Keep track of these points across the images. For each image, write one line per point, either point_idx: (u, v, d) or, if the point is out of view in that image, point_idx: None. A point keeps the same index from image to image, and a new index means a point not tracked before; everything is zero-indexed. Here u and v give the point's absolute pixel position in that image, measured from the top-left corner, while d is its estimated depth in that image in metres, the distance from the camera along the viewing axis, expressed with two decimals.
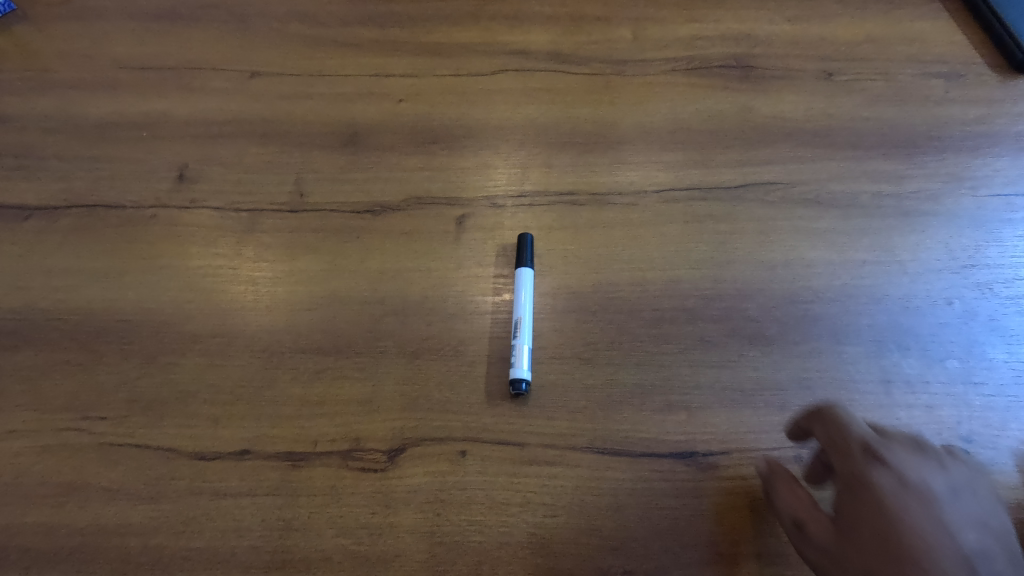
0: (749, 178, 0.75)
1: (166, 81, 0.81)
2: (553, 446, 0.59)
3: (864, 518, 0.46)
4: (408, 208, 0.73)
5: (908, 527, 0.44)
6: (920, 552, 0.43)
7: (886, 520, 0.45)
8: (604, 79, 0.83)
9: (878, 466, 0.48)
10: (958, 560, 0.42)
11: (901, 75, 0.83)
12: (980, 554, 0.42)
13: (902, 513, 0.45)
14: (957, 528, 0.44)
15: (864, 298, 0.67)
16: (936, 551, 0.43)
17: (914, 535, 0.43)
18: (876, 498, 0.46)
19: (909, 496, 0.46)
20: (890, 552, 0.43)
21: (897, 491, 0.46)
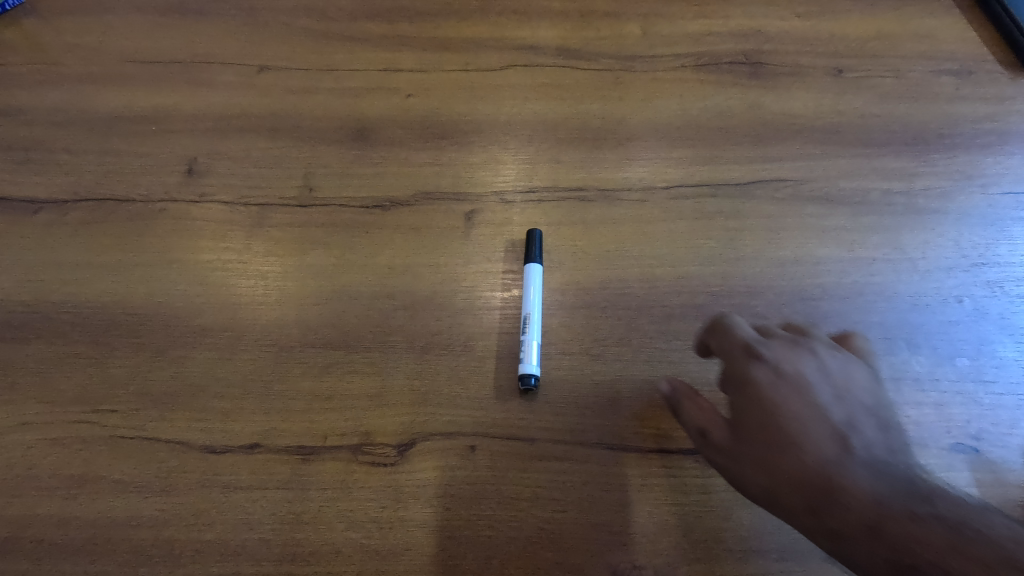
0: (758, 175, 0.75)
1: (174, 74, 0.81)
2: (562, 442, 0.59)
3: (748, 410, 0.49)
4: (417, 203, 0.73)
5: (785, 412, 0.48)
6: (798, 433, 0.46)
7: (766, 409, 0.49)
8: (613, 74, 0.82)
9: (757, 363, 0.52)
10: (828, 432, 0.46)
11: (911, 72, 0.82)
12: (848, 423, 0.47)
13: (778, 399, 0.49)
14: (827, 406, 0.48)
15: (873, 296, 0.67)
16: (809, 428, 0.47)
17: (791, 419, 0.47)
18: (756, 391, 0.50)
19: (786, 385, 0.49)
20: (773, 436, 0.47)
21: (774, 381, 0.50)
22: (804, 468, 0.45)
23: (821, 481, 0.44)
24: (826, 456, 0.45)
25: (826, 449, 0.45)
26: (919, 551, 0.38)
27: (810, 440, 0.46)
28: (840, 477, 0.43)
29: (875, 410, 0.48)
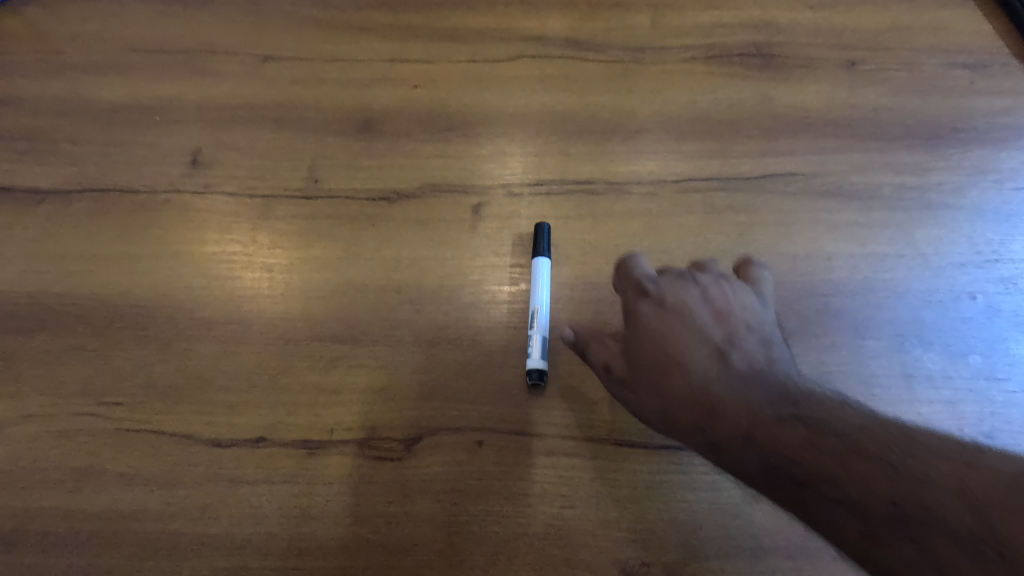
0: (769, 169, 0.74)
1: (178, 64, 0.80)
2: (570, 438, 0.59)
3: (639, 341, 0.54)
4: (424, 195, 0.72)
5: (670, 339, 0.52)
6: (682, 357, 0.51)
7: (654, 338, 0.53)
8: (622, 66, 0.81)
9: (644, 298, 0.56)
10: (708, 353, 0.51)
11: (925, 65, 0.81)
12: (726, 341, 0.52)
13: (665, 328, 0.53)
14: (709, 329, 0.53)
15: (886, 293, 0.66)
16: (692, 352, 0.51)
17: (676, 344, 0.52)
18: (644, 323, 0.54)
19: (671, 315, 0.54)
20: (661, 363, 0.52)
21: (660, 313, 0.54)
22: (688, 388, 0.50)
23: (703, 398, 0.49)
24: (706, 374, 0.50)
25: (706, 369, 0.50)
26: (781, 449, 0.43)
27: (692, 363, 0.51)
28: (717, 393, 0.48)
29: (754, 327, 0.53)
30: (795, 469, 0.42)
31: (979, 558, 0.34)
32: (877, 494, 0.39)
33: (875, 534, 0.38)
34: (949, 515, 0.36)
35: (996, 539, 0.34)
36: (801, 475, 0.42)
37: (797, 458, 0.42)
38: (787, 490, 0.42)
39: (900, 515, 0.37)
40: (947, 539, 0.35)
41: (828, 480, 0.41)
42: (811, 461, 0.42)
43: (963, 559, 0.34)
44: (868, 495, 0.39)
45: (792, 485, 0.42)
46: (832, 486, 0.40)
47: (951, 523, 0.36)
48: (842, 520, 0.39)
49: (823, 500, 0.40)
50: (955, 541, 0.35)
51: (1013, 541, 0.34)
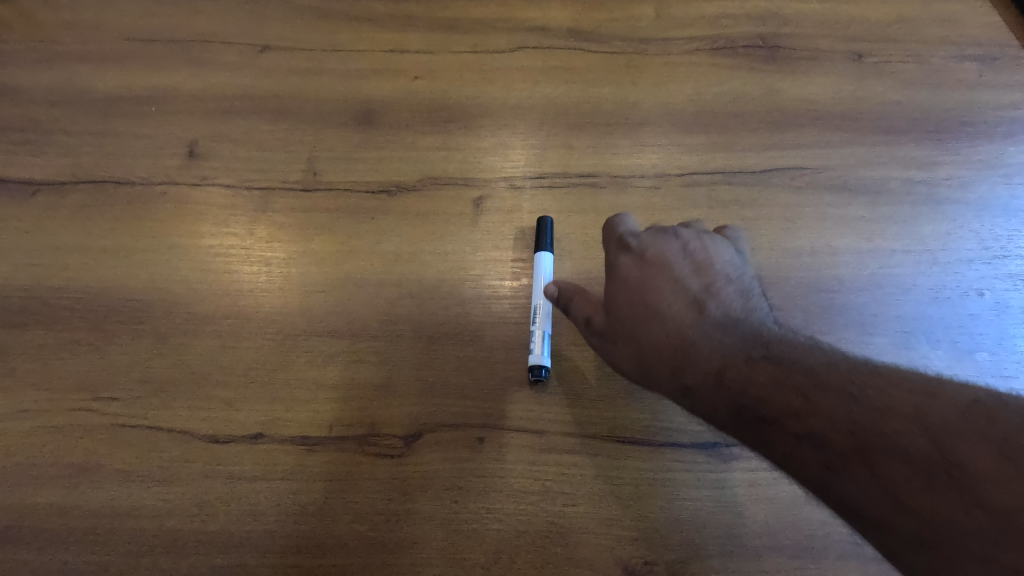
0: (775, 163, 0.73)
1: (174, 54, 0.78)
2: (572, 435, 0.58)
3: (619, 292, 0.54)
4: (425, 188, 0.71)
5: (650, 290, 0.53)
6: (661, 307, 0.52)
7: (633, 290, 0.54)
8: (626, 57, 0.80)
9: (626, 252, 0.56)
10: (686, 304, 0.52)
11: (934, 58, 0.80)
12: (705, 292, 0.53)
13: (645, 280, 0.54)
14: (688, 281, 0.53)
15: (892, 289, 0.66)
16: (671, 303, 0.52)
17: (655, 296, 0.53)
18: (625, 276, 0.55)
19: (651, 267, 0.54)
20: (639, 313, 0.53)
21: (640, 265, 0.55)
22: (665, 337, 0.51)
23: (679, 347, 0.50)
24: (684, 324, 0.51)
25: (684, 319, 0.51)
26: (750, 390, 0.45)
27: (670, 313, 0.51)
28: (694, 341, 0.50)
29: (732, 280, 0.54)
30: (763, 408, 0.45)
31: (929, 478, 0.37)
32: (837, 426, 0.41)
33: (834, 464, 0.40)
34: (904, 442, 0.38)
35: (946, 459, 0.36)
36: (769, 413, 0.44)
37: (765, 398, 0.45)
38: (755, 429, 0.45)
39: (857, 445, 0.39)
40: (900, 463, 0.38)
41: (793, 417, 0.43)
42: (778, 401, 0.44)
43: (914, 481, 0.37)
44: (829, 428, 0.41)
45: (760, 424, 0.45)
46: (796, 423, 0.43)
47: (905, 449, 0.38)
48: (804, 454, 0.42)
49: (787, 436, 0.43)
50: (907, 464, 0.37)
51: (961, 460, 0.36)
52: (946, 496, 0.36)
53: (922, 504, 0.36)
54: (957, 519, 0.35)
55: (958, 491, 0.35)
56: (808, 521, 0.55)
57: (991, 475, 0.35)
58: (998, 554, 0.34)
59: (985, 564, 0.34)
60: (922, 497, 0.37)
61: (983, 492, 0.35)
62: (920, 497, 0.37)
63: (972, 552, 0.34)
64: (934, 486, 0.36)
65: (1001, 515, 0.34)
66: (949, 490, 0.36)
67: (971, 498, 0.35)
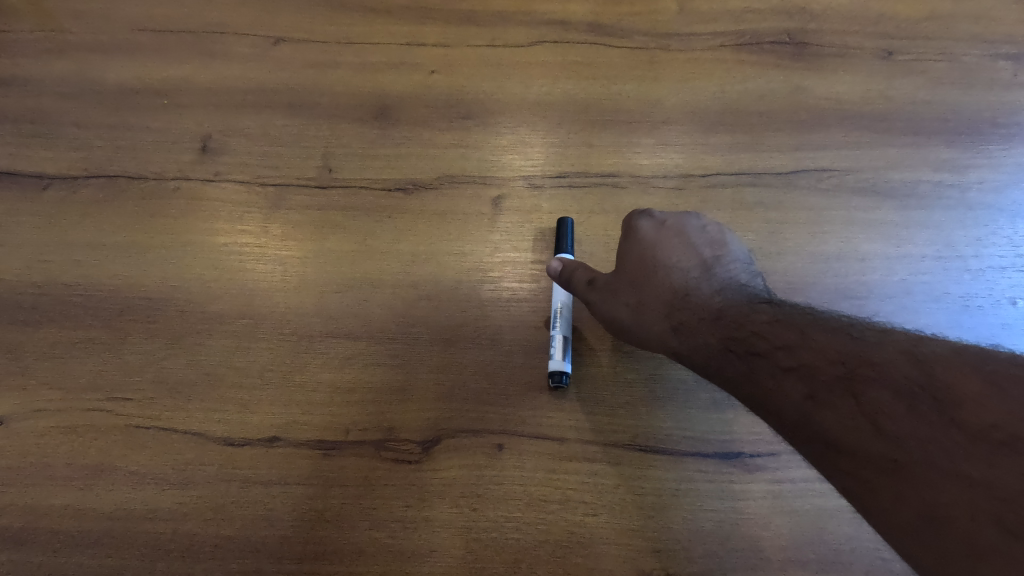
0: (802, 164, 0.71)
1: (186, 45, 0.76)
2: (593, 443, 0.57)
3: (631, 247, 0.56)
4: (442, 186, 0.69)
5: (662, 248, 0.55)
6: (669, 263, 0.54)
7: (645, 246, 0.55)
8: (648, 53, 0.77)
9: (647, 216, 0.57)
10: (694, 266, 0.54)
11: (967, 56, 0.77)
12: (714, 259, 0.55)
13: (659, 238, 0.55)
14: (700, 247, 0.55)
15: (922, 297, 0.64)
16: (680, 261, 0.54)
17: (666, 254, 0.54)
18: (640, 233, 0.56)
19: (667, 230, 0.56)
20: (647, 268, 0.55)
21: (657, 226, 0.56)
22: (668, 288, 0.53)
23: (680, 297, 0.53)
24: (689, 281, 0.53)
25: (690, 276, 0.54)
26: (744, 329, 0.49)
27: (677, 269, 0.54)
28: (695, 294, 0.53)
29: (742, 257, 0.56)
30: (756, 344, 0.48)
31: (910, 402, 0.38)
32: (828, 358, 0.44)
33: (819, 392, 0.43)
34: (890, 371, 0.40)
35: (930, 384, 0.38)
36: (761, 348, 0.48)
37: (758, 334, 0.48)
38: (745, 363, 0.48)
39: (845, 373, 0.42)
40: (884, 389, 0.40)
41: (785, 351, 0.46)
42: (772, 337, 0.47)
43: (895, 404, 0.39)
44: (820, 360, 0.44)
45: (751, 357, 0.48)
46: (788, 356, 0.46)
47: (892, 378, 0.40)
48: (789, 384, 0.45)
49: (777, 368, 0.46)
50: (891, 390, 0.40)
51: (945, 387, 0.38)
52: (925, 417, 0.37)
53: (900, 427, 0.38)
54: (932, 438, 0.37)
55: (938, 413, 0.37)
56: (834, 535, 0.54)
57: (973, 398, 0.36)
58: (969, 470, 0.35)
59: (955, 481, 0.35)
60: (902, 419, 0.38)
61: (962, 413, 0.36)
62: (899, 420, 0.38)
63: (942, 470, 0.36)
64: (915, 409, 0.38)
65: (979, 435, 0.35)
66: (929, 412, 0.38)
67: (949, 418, 0.37)
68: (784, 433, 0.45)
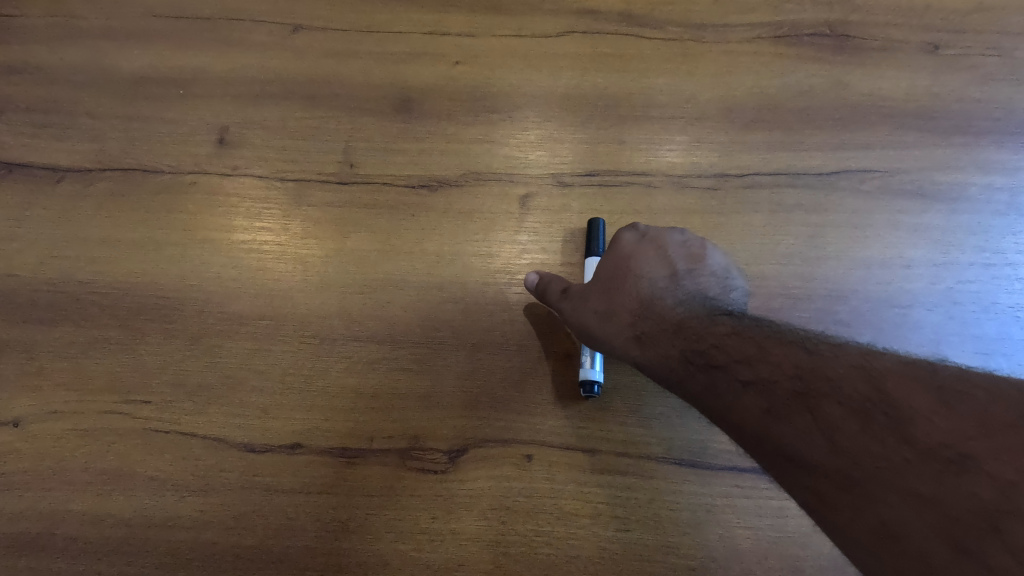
0: (842, 165, 0.68)
1: (198, 29, 0.72)
2: (625, 455, 0.55)
3: (607, 258, 0.54)
4: (468, 183, 0.67)
5: (634, 259, 0.52)
6: (638, 273, 0.51)
7: (621, 258, 0.53)
8: (682, 45, 0.73)
9: (630, 228, 0.54)
10: (664, 277, 0.51)
11: (1018, 51, 0.73)
12: (687, 271, 0.51)
13: (634, 250, 0.53)
14: (674, 259, 0.51)
15: (971, 306, 0.61)
16: (650, 272, 0.51)
17: (638, 264, 0.51)
18: (617, 244, 0.54)
19: (646, 242, 0.53)
20: (618, 277, 0.52)
21: (638, 237, 0.53)
22: (634, 298, 0.50)
23: (644, 307, 0.50)
24: (655, 291, 0.50)
25: (656, 285, 0.50)
26: (704, 340, 0.46)
27: (646, 279, 0.51)
28: (659, 304, 0.49)
29: (720, 271, 0.52)
30: (714, 355, 0.45)
31: (864, 419, 0.36)
32: (785, 372, 0.41)
33: (776, 407, 0.40)
34: (845, 386, 0.38)
35: (882, 400, 0.36)
36: (721, 360, 0.44)
37: (718, 346, 0.45)
38: (705, 376, 0.45)
39: (802, 388, 0.40)
40: (839, 405, 0.38)
41: (744, 363, 0.43)
42: (731, 349, 0.44)
43: (849, 421, 0.37)
44: (778, 374, 0.41)
45: (710, 370, 0.45)
46: (746, 368, 0.43)
47: (846, 393, 0.38)
48: (747, 398, 0.42)
49: (735, 381, 0.43)
50: (846, 406, 0.37)
51: (898, 402, 0.36)
52: (879, 434, 0.35)
53: (854, 443, 0.36)
54: (886, 456, 0.35)
55: (890, 430, 0.35)
56: None
57: (924, 415, 0.34)
58: (921, 488, 0.33)
59: (908, 499, 0.33)
60: (856, 436, 0.36)
61: (913, 430, 0.34)
62: (853, 437, 0.36)
63: (895, 487, 0.34)
64: (868, 426, 0.36)
65: (929, 452, 0.33)
66: (881, 429, 0.35)
67: (900, 436, 0.35)
68: (742, 448, 0.43)
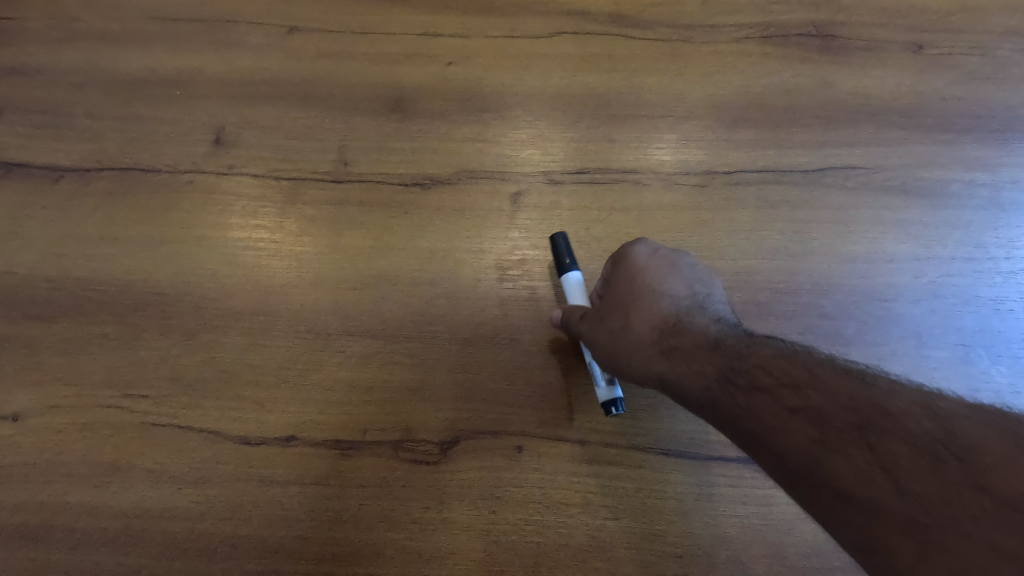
0: (828, 162, 0.69)
1: (195, 31, 0.74)
2: (613, 445, 0.56)
3: (619, 271, 0.55)
4: (460, 181, 0.68)
5: (652, 273, 0.53)
6: (658, 288, 0.52)
7: (637, 271, 0.54)
8: (671, 46, 0.74)
9: (643, 242, 0.56)
10: (684, 294, 0.52)
11: (999, 50, 0.74)
12: (704, 295, 0.53)
13: (649, 263, 0.54)
14: (692, 281, 0.54)
15: (951, 300, 0.63)
16: (670, 288, 0.53)
17: (658, 281, 0.53)
18: (630, 256, 0.55)
19: (659, 257, 0.55)
20: (641, 291, 0.52)
21: (650, 252, 0.55)
22: (659, 313, 0.51)
23: (671, 324, 0.51)
24: (682, 310, 0.51)
25: (680, 304, 0.52)
26: (744, 360, 0.46)
27: (669, 297, 0.52)
28: (687, 322, 0.51)
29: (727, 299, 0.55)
30: (757, 377, 0.44)
31: (932, 459, 0.35)
32: (839, 402, 0.40)
33: (829, 437, 0.39)
34: (909, 423, 0.37)
35: (953, 442, 0.35)
36: (764, 382, 0.44)
37: (760, 367, 0.45)
38: (745, 398, 0.44)
39: (860, 421, 0.38)
40: (902, 442, 0.36)
41: (791, 389, 0.42)
42: (776, 372, 0.44)
43: (916, 461, 0.35)
44: (829, 403, 0.40)
45: (751, 391, 0.44)
46: (794, 394, 0.42)
47: (910, 430, 0.37)
48: (795, 426, 0.41)
49: (781, 406, 0.42)
50: (911, 445, 0.36)
51: (970, 446, 0.34)
52: (951, 478, 0.34)
53: (921, 485, 0.35)
54: (958, 502, 0.33)
55: (963, 476, 0.34)
56: None
57: (1000, 461, 0.33)
58: (1000, 540, 0.31)
59: (985, 551, 0.31)
60: (924, 478, 0.35)
61: (991, 478, 0.33)
62: (919, 478, 0.35)
63: (969, 536, 0.32)
64: (938, 468, 0.35)
65: (1009, 503, 0.32)
66: (952, 473, 0.34)
67: (976, 483, 0.33)
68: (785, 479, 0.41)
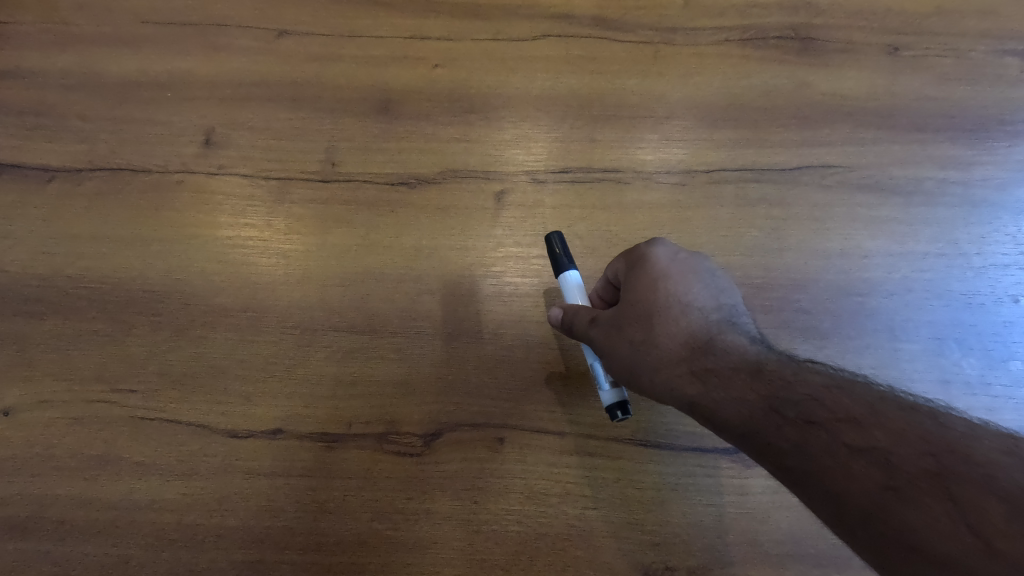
0: (805, 161, 0.71)
1: (186, 35, 0.75)
2: (593, 437, 0.58)
3: (638, 276, 0.52)
4: (445, 180, 0.69)
5: (675, 279, 0.51)
6: (682, 297, 0.50)
7: (659, 278, 0.51)
8: (653, 48, 0.76)
9: (661, 244, 0.53)
10: (712, 306, 0.50)
11: (973, 52, 0.76)
12: (731, 304, 0.51)
13: (671, 268, 0.51)
14: (716, 288, 0.51)
15: (924, 294, 0.64)
16: (694, 297, 0.50)
17: (682, 288, 0.50)
18: (650, 260, 0.52)
19: (680, 262, 0.52)
20: (665, 301, 0.50)
21: (671, 255, 0.52)
22: (688, 326, 0.49)
23: (702, 339, 0.48)
24: (711, 323, 0.49)
25: (708, 317, 0.49)
26: (792, 390, 0.43)
27: (697, 308, 0.50)
28: (720, 338, 0.48)
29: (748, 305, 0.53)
30: (811, 411, 0.42)
31: None
32: (912, 446, 0.38)
33: (902, 486, 0.37)
34: (995, 475, 0.35)
35: None
36: (820, 416, 0.41)
37: (812, 399, 0.42)
38: (798, 432, 0.42)
39: (937, 469, 0.36)
40: (990, 497, 0.34)
41: (853, 427, 0.40)
42: (832, 405, 0.41)
43: (1010, 520, 0.33)
44: (900, 446, 0.38)
45: (805, 426, 0.42)
46: (857, 434, 0.40)
47: (998, 484, 0.34)
48: (859, 469, 0.38)
49: (841, 445, 0.40)
50: (1001, 500, 0.34)
51: None
52: None
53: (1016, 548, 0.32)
54: None
55: None
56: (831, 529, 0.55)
57: None
58: None
59: None
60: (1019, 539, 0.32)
61: None
62: (1013, 539, 0.32)
63: None
64: None
65: None
66: None
67: None
68: (847, 526, 0.39)
